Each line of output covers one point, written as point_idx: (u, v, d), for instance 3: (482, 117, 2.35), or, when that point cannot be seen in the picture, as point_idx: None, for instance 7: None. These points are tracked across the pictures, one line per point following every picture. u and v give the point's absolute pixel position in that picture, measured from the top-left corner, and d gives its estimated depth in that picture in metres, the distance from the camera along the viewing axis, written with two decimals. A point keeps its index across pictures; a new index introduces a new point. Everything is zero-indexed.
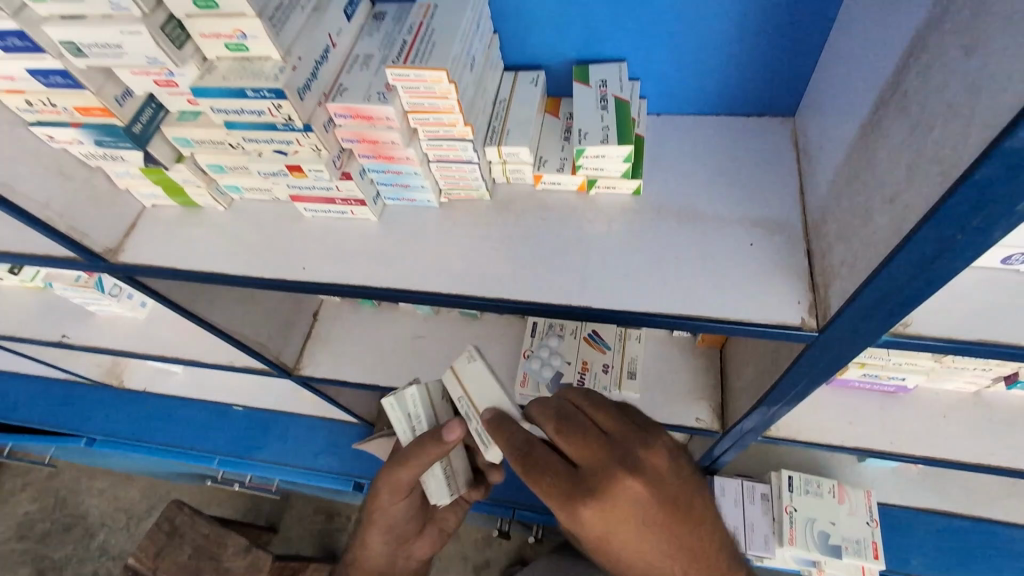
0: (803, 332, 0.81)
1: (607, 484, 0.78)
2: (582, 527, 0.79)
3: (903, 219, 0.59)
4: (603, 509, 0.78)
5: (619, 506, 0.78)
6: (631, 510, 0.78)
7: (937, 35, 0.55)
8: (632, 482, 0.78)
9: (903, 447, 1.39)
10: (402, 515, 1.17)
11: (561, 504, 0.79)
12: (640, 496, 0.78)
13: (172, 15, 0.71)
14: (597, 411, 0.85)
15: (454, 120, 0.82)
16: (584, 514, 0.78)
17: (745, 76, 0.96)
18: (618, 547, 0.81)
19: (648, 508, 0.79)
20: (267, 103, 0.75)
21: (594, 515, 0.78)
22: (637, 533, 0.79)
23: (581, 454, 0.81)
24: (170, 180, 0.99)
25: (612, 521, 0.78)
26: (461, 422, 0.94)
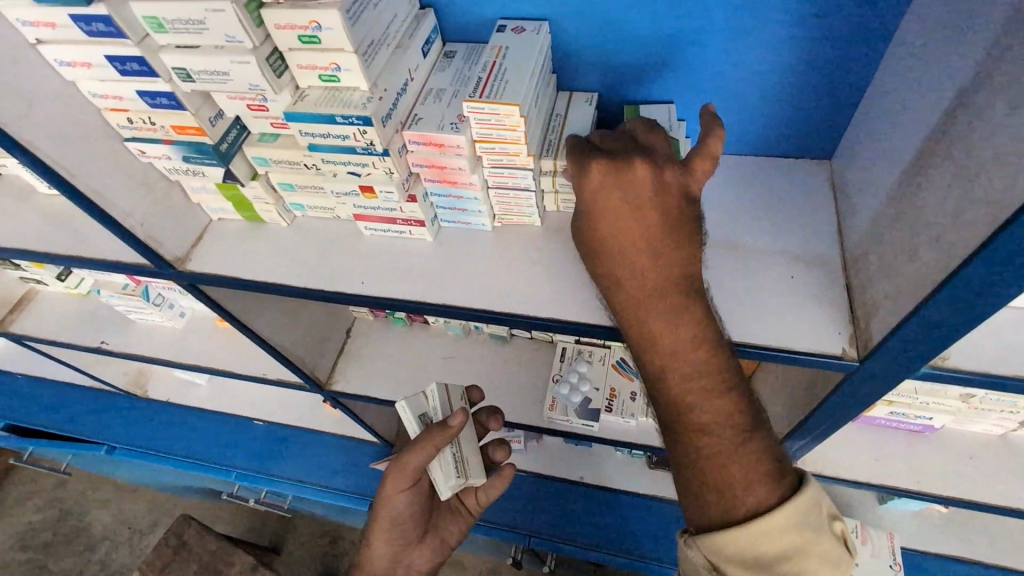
0: (845, 362, 0.85)
1: (630, 170, 0.79)
2: (586, 194, 0.81)
3: (950, 256, 0.64)
4: (613, 178, 0.79)
5: (631, 188, 0.79)
6: (639, 204, 0.79)
7: (982, 92, 0.61)
8: (649, 172, 0.79)
9: (929, 487, 1.40)
10: (406, 510, 1.15)
11: (580, 164, 0.82)
12: (651, 190, 0.79)
13: (276, 48, 0.78)
14: (648, 134, 0.86)
15: (518, 150, 0.89)
16: (598, 175, 0.80)
17: (785, 121, 1.03)
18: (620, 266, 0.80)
19: (656, 212, 0.79)
20: (353, 129, 0.82)
21: (605, 186, 0.80)
22: (638, 227, 0.79)
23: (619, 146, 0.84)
24: (242, 196, 1.06)
25: (619, 199, 0.79)
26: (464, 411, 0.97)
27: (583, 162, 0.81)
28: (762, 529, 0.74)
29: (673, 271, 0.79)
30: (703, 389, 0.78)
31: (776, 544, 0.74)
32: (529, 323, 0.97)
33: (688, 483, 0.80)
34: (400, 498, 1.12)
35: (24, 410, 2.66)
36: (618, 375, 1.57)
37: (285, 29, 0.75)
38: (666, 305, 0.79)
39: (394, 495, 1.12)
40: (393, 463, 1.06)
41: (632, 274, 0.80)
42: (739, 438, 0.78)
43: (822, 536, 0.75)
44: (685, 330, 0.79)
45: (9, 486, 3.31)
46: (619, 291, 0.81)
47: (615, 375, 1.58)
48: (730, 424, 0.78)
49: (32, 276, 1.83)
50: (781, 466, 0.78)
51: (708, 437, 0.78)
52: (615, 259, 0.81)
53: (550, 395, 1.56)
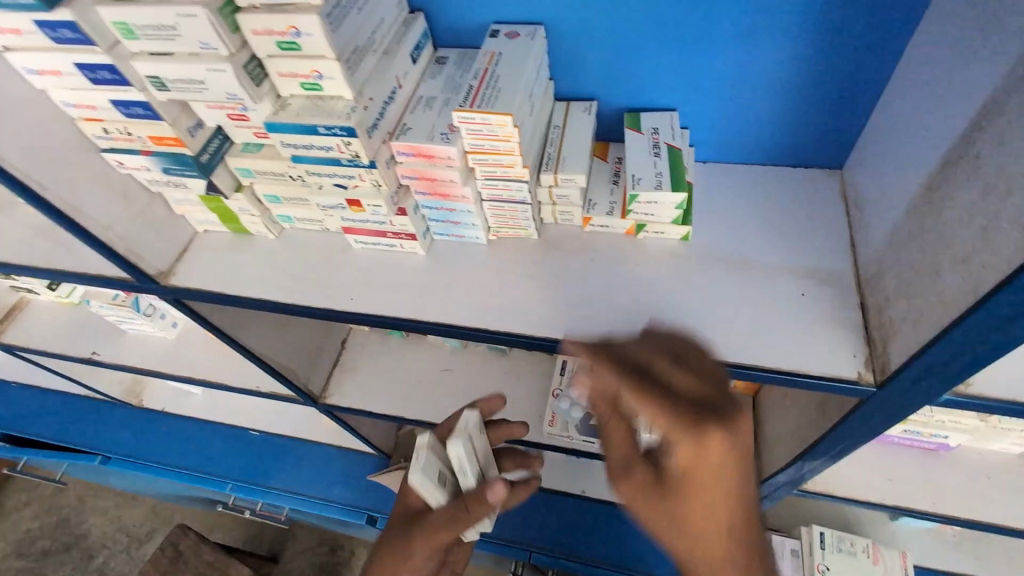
0: (860, 386, 0.79)
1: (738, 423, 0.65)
2: (686, 460, 0.65)
3: (978, 280, 0.58)
4: (727, 445, 0.64)
5: (738, 446, 0.65)
6: (740, 461, 0.66)
7: (1013, 101, 0.56)
8: (749, 420, 0.66)
9: (945, 508, 1.34)
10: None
11: (685, 435, 0.63)
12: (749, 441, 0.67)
13: (254, 55, 0.74)
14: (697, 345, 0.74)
15: (512, 161, 0.84)
16: (714, 441, 0.63)
17: (794, 129, 0.98)
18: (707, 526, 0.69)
19: (751, 461, 0.68)
20: (337, 140, 0.77)
21: (719, 451, 0.64)
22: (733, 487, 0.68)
23: (703, 385, 0.67)
24: (227, 208, 1.02)
25: (728, 463, 0.65)
26: (504, 483, 0.85)
27: (692, 423, 0.63)
28: None
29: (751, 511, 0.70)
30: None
31: None
32: (524, 342, 0.92)
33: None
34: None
35: (19, 419, 2.63)
36: None
37: (263, 35, 0.71)
38: (736, 545, 0.70)
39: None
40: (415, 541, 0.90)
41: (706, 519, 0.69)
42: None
43: None
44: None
45: (6, 494, 3.28)
46: (690, 534, 0.70)
47: None
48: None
49: (22, 285, 1.80)
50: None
51: None
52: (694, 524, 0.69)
53: (550, 411, 1.51)
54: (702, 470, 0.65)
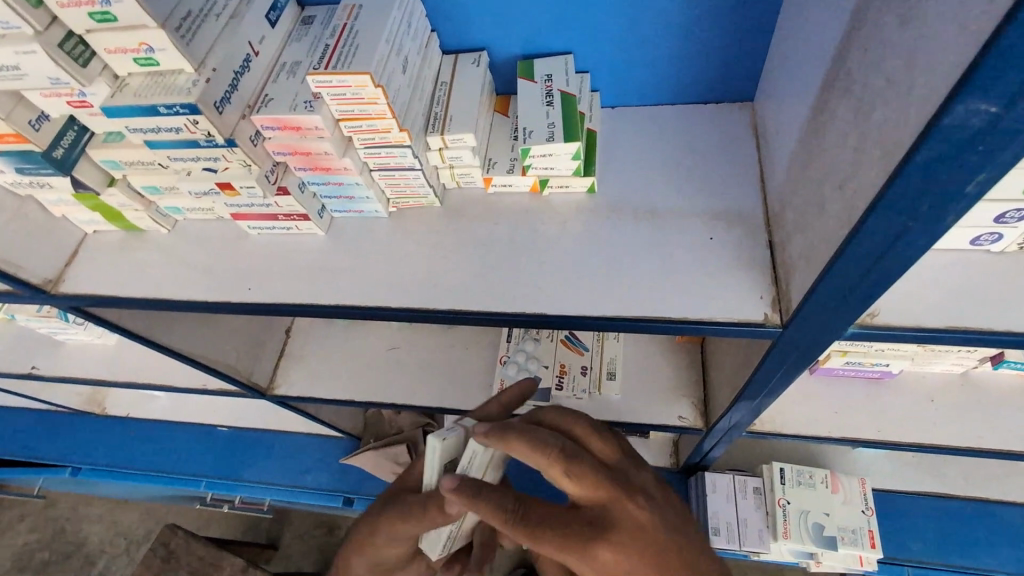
0: (768, 328, 0.77)
1: (624, 530, 0.74)
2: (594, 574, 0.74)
3: (853, 207, 0.55)
4: (620, 545, 0.73)
5: (634, 545, 0.73)
6: (647, 554, 0.74)
7: (875, 8, 0.51)
8: (635, 507, 0.75)
9: (890, 434, 1.35)
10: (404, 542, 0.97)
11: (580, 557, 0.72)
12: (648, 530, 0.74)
13: (71, 31, 0.66)
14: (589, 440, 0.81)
15: (388, 125, 0.78)
16: (603, 555, 0.72)
17: (698, 63, 0.93)
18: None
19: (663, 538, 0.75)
20: (183, 119, 0.71)
21: (613, 561, 0.72)
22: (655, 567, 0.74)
23: (590, 496, 0.76)
24: (106, 205, 0.95)
25: (632, 565, 0.73)
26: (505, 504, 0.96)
27: (581, 544, 0.72)
28: None
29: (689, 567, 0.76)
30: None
31: None
32: (430, 315, 0.88)
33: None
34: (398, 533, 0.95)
35: None
36: (567, 351, 1.48)
37: (70, 7, 0.63)
38: None
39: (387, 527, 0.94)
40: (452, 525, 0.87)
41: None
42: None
43: None
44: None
45: None
46: None
47: (565, 351, 1.49)
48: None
49: None
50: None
51: None
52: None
53: (499, 378, 1.47)
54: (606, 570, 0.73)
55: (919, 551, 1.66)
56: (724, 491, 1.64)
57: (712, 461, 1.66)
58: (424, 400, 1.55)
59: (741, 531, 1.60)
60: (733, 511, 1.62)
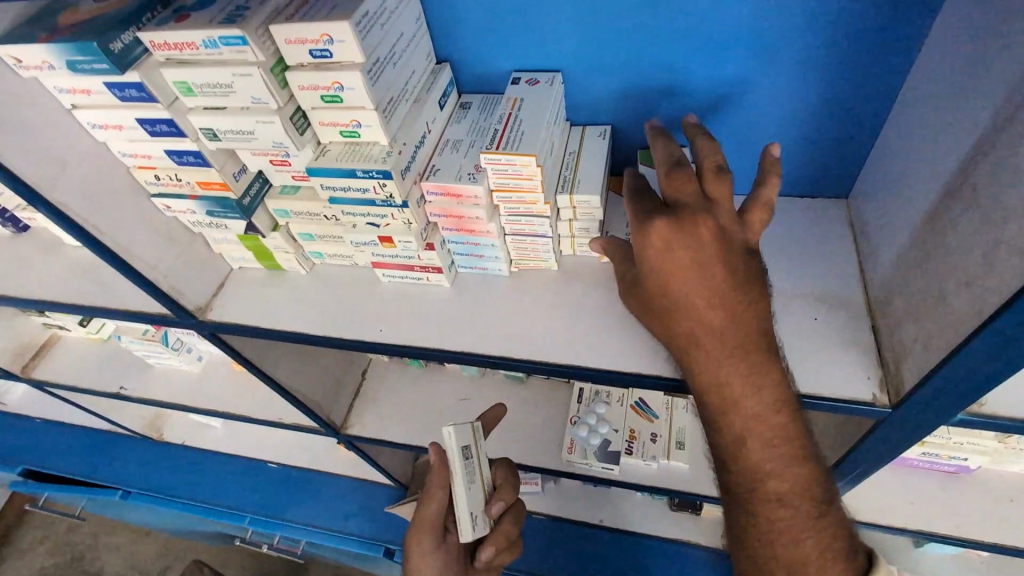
0: (876, 408, 0.82)
1: (692, 230, 0.74)
2: (650, 259, 0.77)
3: (984, 302, 0.62)
4: (678, 230, 0.74)
5: (700, 254, 0.74)
6: (716, 297, 0.74)
7: (1006, 137, 0.61)
8: (712, 228, 0.74)
9: (968, 532, 1.33)
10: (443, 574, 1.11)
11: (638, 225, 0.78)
12: (716, 249, 0.74)
13: (299, 107, 0.81)
14: (714, 179, 0.74)
15: (535, 198, 0.90)
16: (658, 228, 0.75)
17: (801, 161, 1.03)
18: (693, 324, 0.75)
19: (728, 275, 0.74)
20: (373, 182, 0.83)
21: (665, 239, 0.75)
22: (708, 298, 0.74)
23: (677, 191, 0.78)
24: (263, 246, 1.08)
25: (687, 271, 0.74)
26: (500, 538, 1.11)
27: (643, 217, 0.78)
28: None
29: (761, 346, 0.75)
30: (784, 428, 0.76)
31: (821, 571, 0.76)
32: (547, 369, 0.96)
33: (766, 545, 0.79)
34: (429, 561, 1.11)
35: (39, 456, 2.65)
36: (637, 417, 1.52)
37: (308, 89, 0.78)
38: (744, 371, 0.75)
39: (423, 557, 1.11)
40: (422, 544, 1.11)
41: (710, 335, 0.75)
42: (814, 512, 0.77)
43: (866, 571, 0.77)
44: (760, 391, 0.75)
45: (21, 532, 3.27)
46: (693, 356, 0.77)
47: (635, 417, 1.53)
48: (807, 494, 0.77)
49: (55, 322, 1.87)
50: (853, 541, 0.79)
51: (785, 508, 0.77)
52: (684, 306, 0.75)
53: (568, 438, 1.51)
54: (660, 251, 0.75)
55: None
56: None
57: None
58: (493, 452, 1.59)
59: None
60: None
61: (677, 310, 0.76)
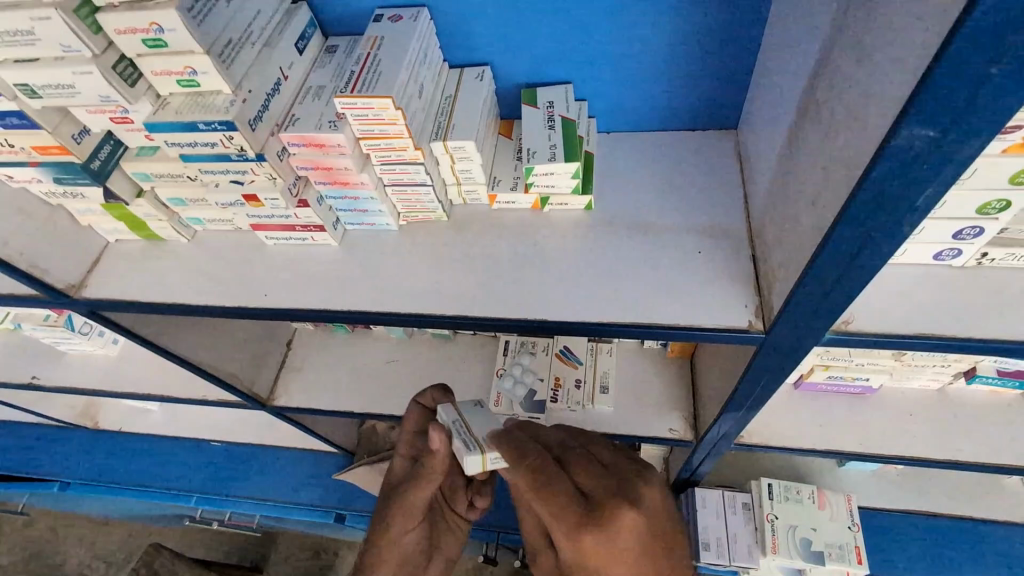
0: (752, 334, 0.83)
1: (618, 525, 0.78)
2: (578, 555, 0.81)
3: (823, 219, 0.62)
4: (606, 536, 0.78)
5: (618, 542, 0.79)
6: (623, 549, 0.80)
7: (837, 47, 0.59)
8: (634, 515, 0.79)
9: (872, 447, 1.41)
10: (416, 547, 1.14)
11: (561, 528, 0.80)
12: (639, 542, 0.80)
13: (123, 54, 0.74)
14: (614, 464, 0.88)
15: (404, 144, 0.85)
16: (587, 540, 0.79)
17: (687, 94, 1.01)
18: (606, 563, 0.80)
19: (645, 545, 0.80)
20: (219, 135, 0.77)
21: (595, 544, 0.79)
22: (618, 557, 0.80)
23: (591, 487, 0.84)
24: (132, 215, 1.00)
25: (614, 550, 0.79)
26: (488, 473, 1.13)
27: (571, 519, 0.80)
28: None
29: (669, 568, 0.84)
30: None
31: None
32: (436, 321, 0.93)
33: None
34: (408, 536, 1.12)
35: None
36: (562, 364, 1.51)
37: (126, 33, 0.70)
38: None
39: (403, 534, 1.11)
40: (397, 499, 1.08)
41: None
42: None
43: None
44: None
45: None
46: None
47: (559, 365, 1.52)
48: None
49: None
50: None
51: None
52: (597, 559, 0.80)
53: (495, 391, 1.50)
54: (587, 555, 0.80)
55: (905, 567, 1.69)
56: (714, 507, 1.66)
57: (703, 476, 1.66)
58: None
59: (731, 547, 1.61)
60: (722, 526, 1.64)
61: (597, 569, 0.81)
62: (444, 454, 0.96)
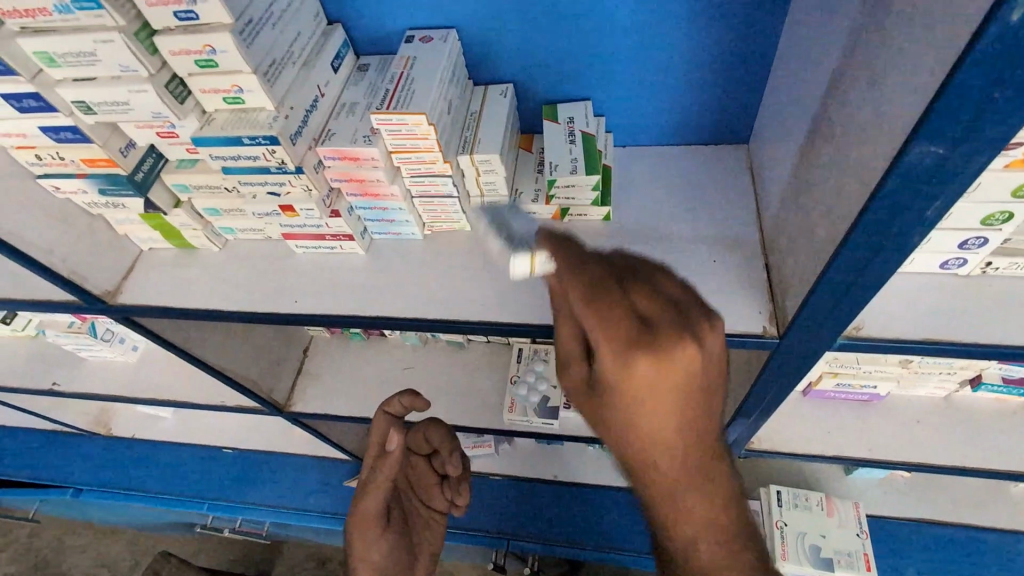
0: (766, 339, 0.87)
1: (679, 362, 0.58)
2: (615, 394, 0.61)
3: (838, 229, 0.66)
4: (663, 369, 0.58)
5: (672, 378, 0.59)
6: (679, 387, 0.60)
7: (849, 69, 0.63)
8: (699, 353, 0.58)
9: (880, 453, 1.44)
10: (391, 555, 1.23)
11: (607, 354, 0.59)
12: (698, 384, 0.60)
13: (175, 74, 0.78)
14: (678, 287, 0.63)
15: (434, 157, 0.90)
16: (638, 371, 0.58)
17: (701, 110, 1.05)
18: (650, 405, 0.62)
19: (705, 389, 0.62)
20: (262, 149, 0.82)
21: (646, 380, 0.58)
22: (668, 402, 0.61)
23: (647, 307, 0.60)
24: (167, 224, 1.04)
25: (665, 391, 0.60)
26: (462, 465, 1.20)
27: (620, 342, 0.58)
28: None
29: (707, 438, 0.66)
30: (722, 506, 0.72)
31: None
32: (461, 327, 0.97)
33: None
34: (376, 545, 1.21)
35: None
36: None
37: (180, 54, 0.75)
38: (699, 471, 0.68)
39: (371, 542, 1.20)
40: (361, 509, 1.19)
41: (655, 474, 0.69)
42: None
43: None
44: (690, 461, 0.67)
45: None
46: (646, 469, 0.69)
47: None
48: None
49: None
50: None
51: None
52: (640, 410, 0.62)
53: (509, 397, 1.53)
54: (635, 385, 0.59)
55: None
56: None
57: None
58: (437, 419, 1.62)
59: None
60: None
61: (635, 420, 0.63)
62: (395, 453, 1.12)
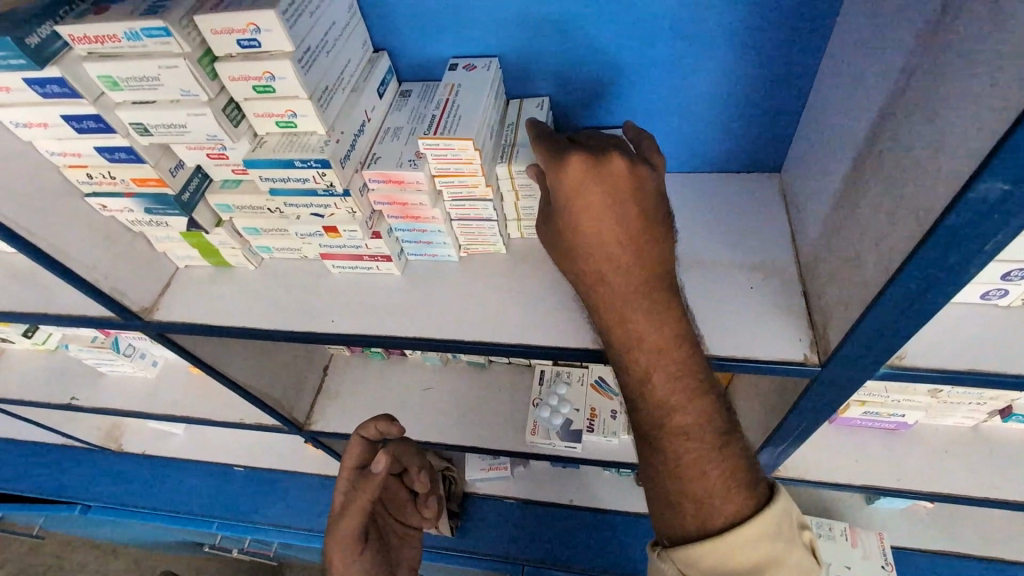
0: (808, 367, 0.87)
1: (608, 167, 0.75)
2: (560, 193, 0.77)
3: (891, 260, 0.66)
4: (593, 169, 0.75)
5: (601, 179, 0.75)
6: (610, 192, 0.76)
7: (902, 104, 0.65)
8: (625, 164, 0.75)
9: (907, 483, 1.42)
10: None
11: (550, 165, 0.78)
12: (627, 190, 0.76)
13: (231, 98, 0.80)
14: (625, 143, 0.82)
15: (476, 182, 0.91)
16: (572, 167, 0.75)
17: (735, 138, 1.07)
18: (588, 209, 0.76)
19: (639, 205, 0.77)
20: (312, 172, 0.83)
21: (580, 176, 0.75)
22: (610, 200, 0.75)
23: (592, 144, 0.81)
24: (206, 243, 1.05)
25: (596, 194, 0.75)
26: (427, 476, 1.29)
27: (558, 153, 0.78)
28: (738, 543, 0.71)
29: (649, 255, 0.78)
30: (673, 340, 0.77)
31: (752, 556, 0.71)
32: (498, 349, 0.97)
33: (665, 465, 0.77)
34: (354, 567, 1.17)
35: None
36: (598, 395, 1.54)
37: (240, 80, 0.77)
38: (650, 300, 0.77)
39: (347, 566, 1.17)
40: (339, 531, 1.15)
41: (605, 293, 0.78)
42: (719, 443, 0.75)
43: (795, 547, 0.73)
44: (637, 276, 0.77)
45: None
46: (599, 293, 0.79)
47: (595, 395, 1.54)
48: (711, 426, 0.76)
49: None
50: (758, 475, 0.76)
51: (689, 441, 0.75)
52: (582, 219, 0.77)
53: (532, 420, 1.52)
54: (572, 184, 0.75)
55: None
56: None
57: None
58: (458, 440, 1.60)
59: None
60: None
61: (578, 226, 0.77)
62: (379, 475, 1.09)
